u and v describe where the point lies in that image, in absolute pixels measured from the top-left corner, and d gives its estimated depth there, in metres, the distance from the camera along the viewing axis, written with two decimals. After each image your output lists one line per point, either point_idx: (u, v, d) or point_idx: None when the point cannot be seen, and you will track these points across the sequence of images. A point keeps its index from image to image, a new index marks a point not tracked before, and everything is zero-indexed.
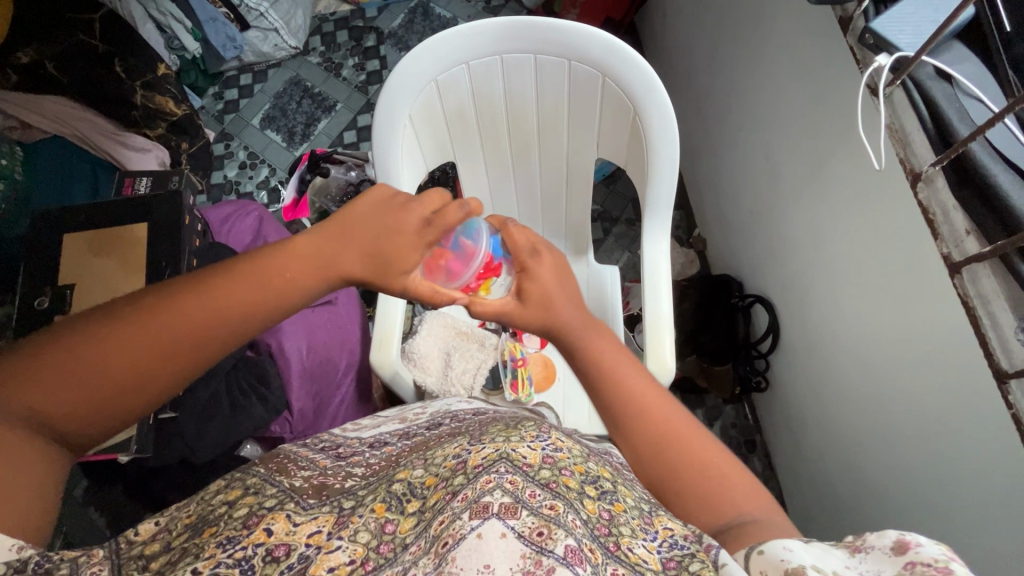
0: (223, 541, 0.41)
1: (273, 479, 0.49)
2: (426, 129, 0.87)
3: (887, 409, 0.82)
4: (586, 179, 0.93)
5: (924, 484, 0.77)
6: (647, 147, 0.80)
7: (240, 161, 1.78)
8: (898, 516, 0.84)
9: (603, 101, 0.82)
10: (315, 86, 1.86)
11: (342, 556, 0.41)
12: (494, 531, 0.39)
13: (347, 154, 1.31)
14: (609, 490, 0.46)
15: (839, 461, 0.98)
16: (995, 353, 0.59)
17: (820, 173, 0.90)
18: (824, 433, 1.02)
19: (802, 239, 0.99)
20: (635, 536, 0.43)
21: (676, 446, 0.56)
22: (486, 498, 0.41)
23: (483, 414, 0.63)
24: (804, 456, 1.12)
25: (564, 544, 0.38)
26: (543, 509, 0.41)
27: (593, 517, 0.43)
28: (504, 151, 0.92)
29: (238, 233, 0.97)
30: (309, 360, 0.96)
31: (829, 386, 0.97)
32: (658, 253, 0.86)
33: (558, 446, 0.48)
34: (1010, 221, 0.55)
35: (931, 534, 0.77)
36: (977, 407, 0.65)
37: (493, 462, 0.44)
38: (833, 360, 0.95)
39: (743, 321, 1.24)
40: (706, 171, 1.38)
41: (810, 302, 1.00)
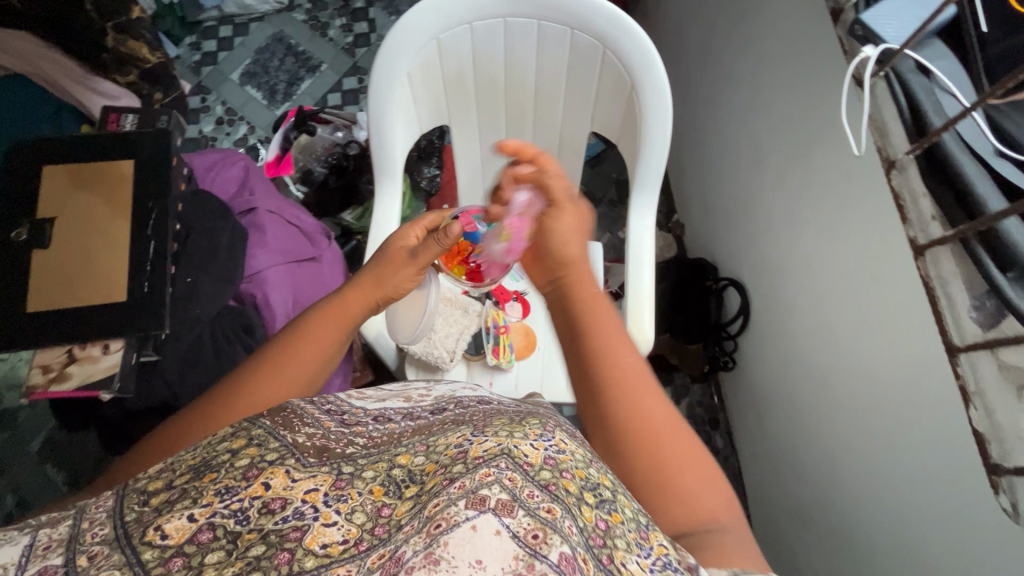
0: (221, 490, 0.41)
1: (277, 432, 0.48)
2: (424, 88, 0.87)
3: (847, 383, 0.88)
4: (579, 152, 0.94)
5: (873, 452, 0.83)
6: (641, 122, 0.82)
7: (217, 116, 1.72)
8: (848, 484, 0.90)
9: (601, 74, 0.83)
10: (299, 44, 1.80)
11: (336, 534, 0.40)
12: (489, 527, 0.38)
13: (334, 114, 1.29)
14: (607, 500, 0.46)
15: (798, 434, 1.04)
16: (949, 329, 0.64)
17: (800, 163, 0.94)
18: (786, 409, 1.08)
19: (777, 224, 1.03)
20: (629, 551, 0.43)
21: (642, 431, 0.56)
22: (483, 491, 0.41)
23: (485, 403, 0.65)
24: (764, 432, 1.19)
25: (559, 551, 0.38)
26: (540, 511, 0.41)
27: (588, 526, 0.43)
28: (500, 118, 0.93)
29: (223, 182, 0.95)
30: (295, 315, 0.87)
31: (794, 365, 1.03)
32: (643, 228, 0.89)
33: (561, 448, 0.49)
34: (972, 207, 0.59)
35: (877, 501, 0.83)
36: (929, 380, 0.71)
37: (494, 457, 0.44)
38: (800, 340, 1.00)
39: (715, 303, 1.29)
40: (689, 157, 1.42)
41: (781, 286, 1.05)
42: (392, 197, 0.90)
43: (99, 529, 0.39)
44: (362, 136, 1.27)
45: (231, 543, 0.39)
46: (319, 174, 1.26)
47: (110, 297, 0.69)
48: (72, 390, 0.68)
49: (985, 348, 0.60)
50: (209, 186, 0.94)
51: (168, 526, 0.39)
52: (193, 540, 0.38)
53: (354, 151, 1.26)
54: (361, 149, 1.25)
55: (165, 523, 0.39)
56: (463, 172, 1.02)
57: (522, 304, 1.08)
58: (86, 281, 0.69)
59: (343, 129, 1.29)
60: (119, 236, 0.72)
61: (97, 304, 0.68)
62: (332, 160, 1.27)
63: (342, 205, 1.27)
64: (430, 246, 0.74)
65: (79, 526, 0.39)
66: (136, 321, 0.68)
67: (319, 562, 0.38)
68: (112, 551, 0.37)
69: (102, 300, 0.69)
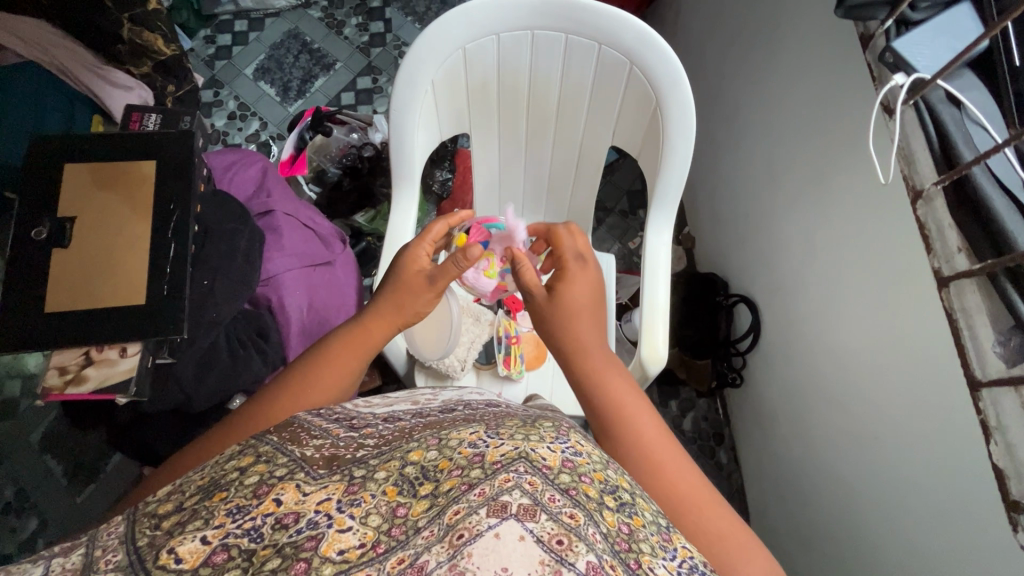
0: (232, 510, 0.40)
1: (285, 447, 0.47)
2: (446, 97, 0.87)
3: (859, 409, 0.87)
4: (598, 166, 0.94)
5: (884, 480, 0.83)
6: (664, 139, 0.81)
7: (229, 111, 1.71)
8: (856, 509, 0.90)
9: (626, 90, 0.83)
10: (314, 42, 1.79)
11: (352, 539, 0.38)
12: (512, 534, 0.36)
13: (350, 116, 1.28)
14: (627, 503, 0.43)
15: (806, 455, 1.04)
16: (972, 363, 0.64)
17: (818, 185, 0.94)
18: (794, 430, 1.08)
19: (792, 243, 1.03)
20: (656, 555, 0.39)
21: (653, 471, 0.58)
22: (504, 497, 0.38)
23: (495, 404, 0.63)
24: (770, 451, 1.18)
25: (585, 559, 0.35)
26: (563, 516, 0.38)
27: (612, 531, 0.39)
28: (520, 129, 0.93)
29: (240, 182, 0.94)
30: (309, 320, 0.87)
31: (805, 387, 1.03)
32: (660, 244, 0.88)
33: (577, 450, 0.45)
34: (1002, 243, 0.59)
35: (885, 529, 0.83)
36: (946, 411, 0.70)
37: (512, 461, 0.41)
38: (811, 362, 1.00)
39: (725, 318, 1.29)
40: (703, 170, 1.41)
41: (794, 307, 1.05)
42: (409, 204, 0.89)
43: (112, 556, 0.38)
44: (377, 139, 1.26)
45: (246, 561, 0.37)
46: (332, 175, 1.26)
47: (128, 299, 0.68)
48: (89, 393, 0.68)
49: (1009, 386, 0.60)
50: (227, 186, 0.94)
51: (182, 548, 0.37)
52: (207, 562, 0.37)
53: (368, 153, 1.25)
54: (375, 152, 1.24)
55: (178, 546, 0.37)
56: (480, 181, 1.01)
57: (534, 314, 1.06)
58: (105, 282, 0.69)
59: (358, 131, 1.28)
60: (137, 237, 0.71)
61: (114, 305, 0.68)
62: (346, 162, 1.26)
63: (355, 206, 1.26)
64: (448, 269, 0.71)
65: (92, 554, 0.39)
66: (153, 325, 0.68)
67: (337, 568, 0.36)
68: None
69: (118, 302, 0.68)
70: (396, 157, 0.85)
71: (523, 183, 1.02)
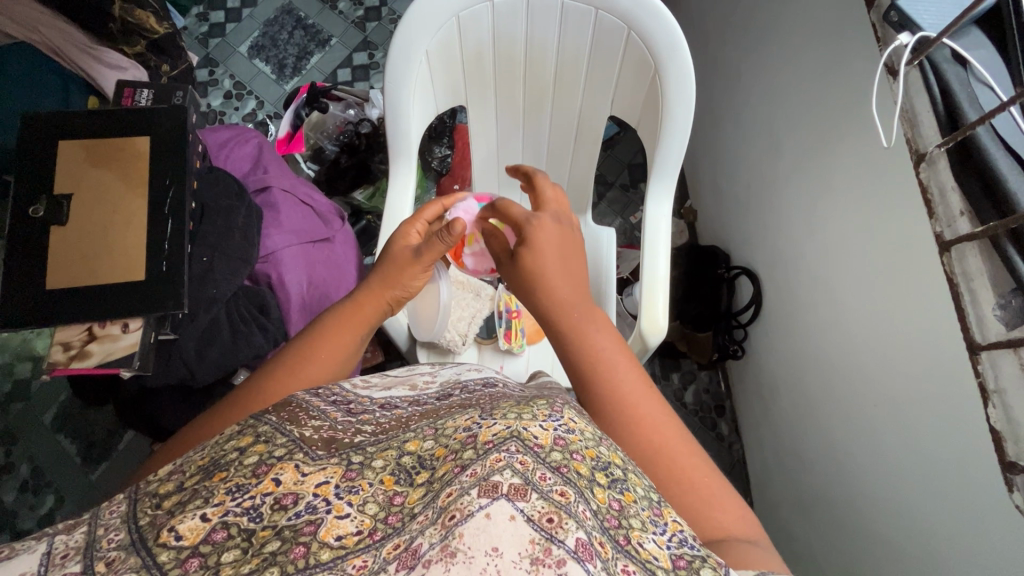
0: (232, 489, 0.40)
1: (284, 427, 0.47)
2: (441, 68, 0.85)
3: (859, 379, 0.87)
4: (597, 136, 0.93)
5: (882, 445, 0.84)
6: (663, 107, 0.80)
7: (225, 90, 1.70)
8: (855, 475, 0.91)
9: (623, 56, 0.81)
10: (308, 18, 1.76)
11: (350, 526, 0.39)
12: (503, 513, 0.36)
13: (345, 92, 1.28)
14: (619, 479, 0.42)
15: (807, 424, 1.05)
16: (972, 328, 0.64)
17: (819, 152, 0.92)
18: (794, 400, 1.08)
19: (794, 213, 1.02)
20: (645, 530, 0.40)
21: (630, 421, 0.58)
22: (496, 477, 0.38)
23: (492, 383, 0.64)
24: (771, 421, 1.19)
25: (575, 536, 0.35)
26: (553, 494, 0.37)
27: (602, 507, 0.39)
28: (517, 100, 0.92)
29: (237, 160, 0.94)
30: (309, 296, 0.87)
31: (806, 356, 1.03)
32: (659, 216, 0.87)
33: (570, 428, 0.44)
34: (1004, 204, 0.58)
35: (883, 493, 0.84)
36: (944, 375, 0.71)
37: (504, 440, 0.41)
38: (812, 332, 1.00)
39: (727, 291, 1.29)
40: (705, 141, 1.39)
41: (795, 277, 1.04)
42: (406, 177, 0.89)
43: (114, 535, 0.39)
44: (373, 115, 1.25)
45: (245, 541, 0.38)
46: (330, 153, 1.25)
47: (128, 278, 0.69)
48: (93, 368, 0.69)
49: (1007, 348, 0.60)
50: (224, 164, 0.94)
51: (182, 526, 0.38)
52: (207, 539, 0.38)
53: (365, 129, 1.24)
54: (372, 128, 1.23)
55: (177, 524, 0.38)
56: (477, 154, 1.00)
57: None
58: (105, 258, 0.69)
59: (354, 107, 1.27)
60: (136, 215, 0.71)
61: (114, 283, 0.68)
62: (343, 139, 1.25)
63: (353, 184, 1.26)
64: (435, 244, 0.71)
65: (95, 532, 0.40)
66: (153, 302, 0.68)
67: (334, 553, 0.37)
68: (128, 555, 0.37)
69: (119, 280, 0.68)
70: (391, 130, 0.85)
71: (520, 156, 1.01)
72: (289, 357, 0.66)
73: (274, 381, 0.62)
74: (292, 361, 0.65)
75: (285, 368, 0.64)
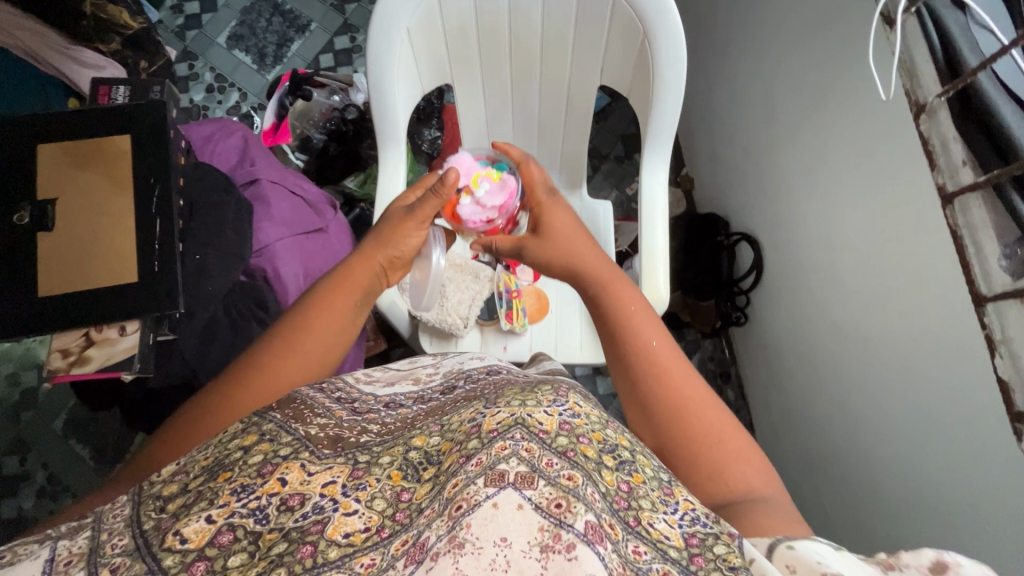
0: (237, 489, 0.40)
1: (289, 425, 0.47)
2: (424, 45, 0.83)
3: (865, 340, 0.87)
4: (587, 108, 0.91)
5: (888, 402, 0.84)
6: (653, 73, 0.78)
7: (207, 83, 1.66)
8: (863, 432, 0.91)
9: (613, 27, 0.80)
10: (286, 3, 1.71)
11: (358, 522, 0.39)
12: (510, 503, 0.36)
13: (329, 78, 1.25)
14: (627, 460, 0.42)
15: (813, 387, 1.05)
16: (977, 279, 0.64)
17: (816, 110, 0.90)
18: (800, 362, 1.08)
19: (792, 175, 1.00)
20: (655, 510, 0.40)
21: (654, 378, 0.58)
22: (502, 466, 0.38)
23: (496, 371, 0.63)
24: (777, 385, 1.20)
25: (584, 519, 0.35)
26: (561, 479, 0.37)
27: (611, 489, 0.39)
28: (504, 74, 0.89)
29: (223, 152, 0.93)
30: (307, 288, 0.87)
31: (809, 319, 1.02)
32: (656, 184, 0.86)
33: (576, 411, 0.44)
34: (1008, 150, 0.57)
35: (892, 449, 0.85)
36: (948, 328, 0.70)
37: (508, 428, 0.40)
38: (815, 293, 0.99)
39: (727, 258, 1.28)
40: (699, 106, 1.36)
41: (796, 239, 1.03)
42: (397, 162, 0.87)
43: (118, 540, 0.39)
44: (359, 100, 1.22)
45: (252, 544, 0.38)
46: (318, 141, 1.22)
47: (122, 279, 0.68)
48: (94, 372, 0.68)
49: (1013, 297, 0.59)
50: (209, 158, 0.92)
51: (187, 530, 0.38)
52: (214, 542, 0.38)
53: (352, 115, 1.21)
54: (360, 114, 1.21)
55: (183, 528, 0.38)
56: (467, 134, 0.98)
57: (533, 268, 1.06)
58: (95, 263, 0.68)
59: (340, 93, 1.24)
60: (123, 215, 0.70)
61: (106, 287, 0.67)
62: (330, 126, 1.22)
63: (343, 172, 1.24)
64: (427, 198, 0.70)
65: (99, 537, 0.40)
66: (148, 304, 0.68)
67: (343, 551, 0.37)
68: (133, 561, 0.37)
69: (110, 283, 0.68)
70: (379, 110, 0.83)
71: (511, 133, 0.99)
72: (282, 333, 0.64)
73: (270, 356, 0.62)
74: (286, 342, 0.63)
75: (279, 351, 0.62)
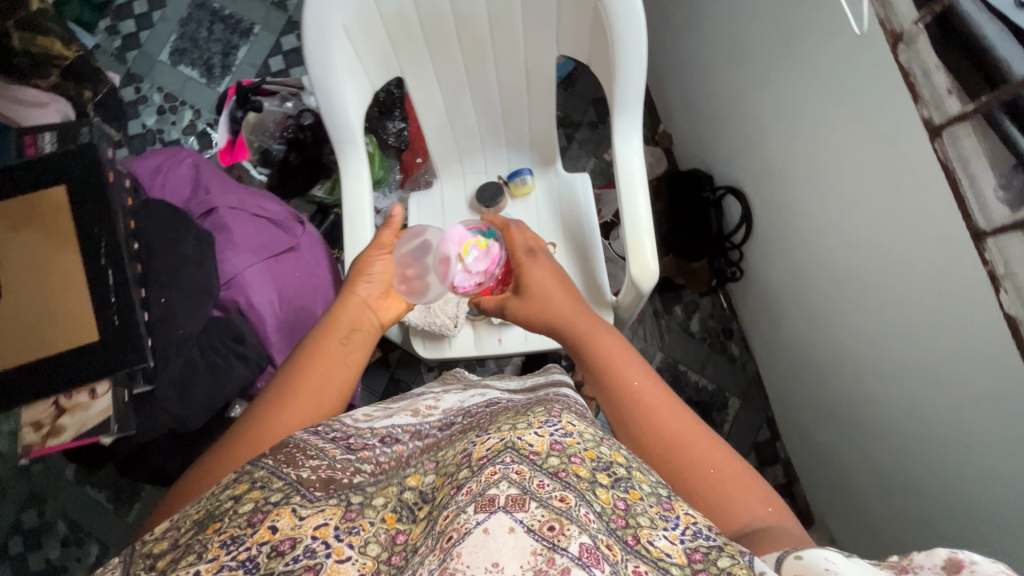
0: (226, 541, 0.38)
1: (280, 470, 0.43)
2: (364, 40, 0.78)
3: (862, 279, 0.84)
4: (548, 79, 0.86)
5: (892, 341, 0.82)
6: (609, 32, 0.73)
7: (156, 105, 1.58)
8: (868, 372, 0.90)
9: (568, 12, 0.76)
10: (225, 8, 1.63)
11: (352, 570, 0.37)
12: (501, 526, 0.33)
13: (278, 84, 1.19)
14: (624, 477, 0.40)
15: (816, 332, 1.03)
16: (974, 214, 0.60)
17: (791, 49, 0.85)
18: (798, 309, 1.06)
19: (780, 128, 0.94)
20: (654, 527, 0.37)
21: (645, 414, 0.57)
22: (492, 491, 0.35)
23: (494, 403, 0.60)
24: (779, 334, 1.18)
25: (578, 542, 0.33)
26: (553, 501, 0.35)
27: (607, 508, 0.37)
28: (456, 59, 0.84)
29: (175, 184, 0.89)
30: (283, 311, 0.83)
31: (804, 264, 1.00)
32: (631, 152, 0.82)
33: (568, 431, 0.41)
34: (994, 74, 0.53)
35: (899, 386, 0.84)
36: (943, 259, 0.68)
37: (498, 453, 0.38)
38: (807, 238, 0.96)
39: (715, 213, 1.24)
40: (668, 59, 1.30)
41: (782, 184, 0.99)
42: (358, 165, 0.82)
43: None
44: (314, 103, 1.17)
45: None
46: (277, 152, 1.18)
47: (85, 338, 0.66)
48: (72, 439, 0.68)
49: (1013, 230, 0.55)
50: (161, 192, 0.88)
51: None
52: None
53: (308, 120, 1.17)
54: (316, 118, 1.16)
55: None
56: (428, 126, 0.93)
57: None
58: (47, 327, 0.65)
59: (294, 100, 1.18)
60: (70, 273, 0.67)
61: (65, 350, 0.65)
62: (288, 135, 1.17)
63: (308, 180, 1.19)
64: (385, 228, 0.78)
65: None
66: (111, 360, 0.66)
67: None
68: None
69: (70, 346, 0.65)
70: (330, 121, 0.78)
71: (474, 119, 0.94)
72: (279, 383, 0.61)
73: (268, 417, 0.56)
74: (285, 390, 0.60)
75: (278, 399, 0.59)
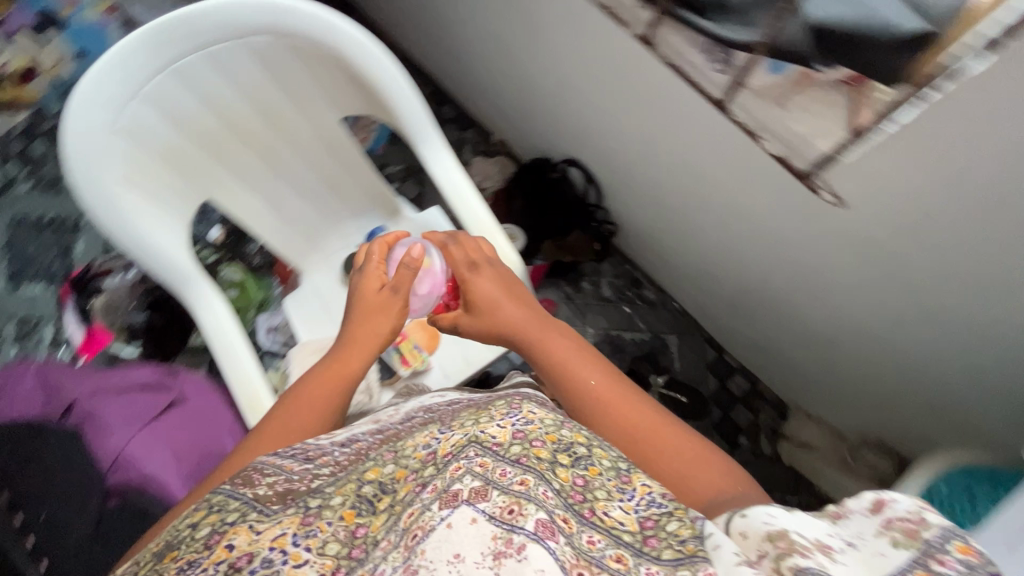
0: (183, 567, 0.38)
1: (237, 491, 0.45)
2: (160, 165, 0.81)
3: (772, 237, 0.89)
4: (346, 140, 0.96)
5: (834, 296, 0.89)
6: (391, 109, 0.83)
7: (46, 340, 1.24)
8: (861, 336, 0.91)
9: (364, 106, 0.88)
10: (50, 214, 1.36)
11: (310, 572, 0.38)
12: (464, 518, 0.39)
13: (110, 262, 1.21)
14: (584, 456, 0.47)
15: (753, 299, 1.06)
16: (791, 158, 0.68)
17: (569, 51, 0.97)
18: (729, 283, 1.08)
19: (614, 124, 1.01)
20: (610, 499, 0.44)
21: (603, 411, 0.57)
22: (456, 486, 0.42)
23: (456, 400, 0.64)
24: (729, 325, 1.20)
25: (535, 518, 0.39)
26: (514, 486, 0.41)
27: (566, 485, 0.44)
28: (251, 159, 0.91)
29: (23, 397, 0.97)
30: (183, 445, 0.93)
31: (692, 234, 1.06)
32: (447, 168, 0.85)
33: (529, 420, 0.49)
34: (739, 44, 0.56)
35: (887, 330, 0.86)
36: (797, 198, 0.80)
37: (462, 448, 0.45)
38: (677, 212, 1.04)
39: (566, 187, 1.22)
40: (475, 89, 1.35)
41: (629, 171, 1.08)
42: (211, 296, 0.81)
43: None
44: None
45: None
46: (139, 320, 1.17)
47: None
48: None
49: (833, 158, 0.63)
50: (13, 408, 0.96)
51: None
52: None
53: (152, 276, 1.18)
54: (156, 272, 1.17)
55: None
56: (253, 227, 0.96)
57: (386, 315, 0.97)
58: None
59: (131, 267, 1.19)
60: None
61: None
62: (141, 297, 1.18)
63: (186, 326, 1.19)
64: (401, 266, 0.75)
65: None
66: None
67: None
68: None
69: None
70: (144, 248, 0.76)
71: (306, 208, 1.01)
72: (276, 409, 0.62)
73: (291, 395, 0.64)
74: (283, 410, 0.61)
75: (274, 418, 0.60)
